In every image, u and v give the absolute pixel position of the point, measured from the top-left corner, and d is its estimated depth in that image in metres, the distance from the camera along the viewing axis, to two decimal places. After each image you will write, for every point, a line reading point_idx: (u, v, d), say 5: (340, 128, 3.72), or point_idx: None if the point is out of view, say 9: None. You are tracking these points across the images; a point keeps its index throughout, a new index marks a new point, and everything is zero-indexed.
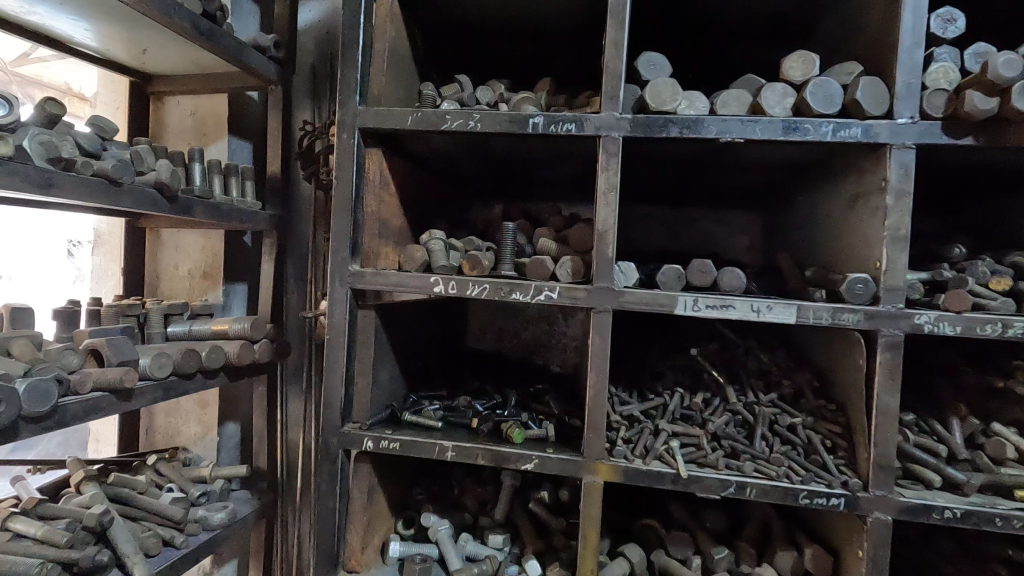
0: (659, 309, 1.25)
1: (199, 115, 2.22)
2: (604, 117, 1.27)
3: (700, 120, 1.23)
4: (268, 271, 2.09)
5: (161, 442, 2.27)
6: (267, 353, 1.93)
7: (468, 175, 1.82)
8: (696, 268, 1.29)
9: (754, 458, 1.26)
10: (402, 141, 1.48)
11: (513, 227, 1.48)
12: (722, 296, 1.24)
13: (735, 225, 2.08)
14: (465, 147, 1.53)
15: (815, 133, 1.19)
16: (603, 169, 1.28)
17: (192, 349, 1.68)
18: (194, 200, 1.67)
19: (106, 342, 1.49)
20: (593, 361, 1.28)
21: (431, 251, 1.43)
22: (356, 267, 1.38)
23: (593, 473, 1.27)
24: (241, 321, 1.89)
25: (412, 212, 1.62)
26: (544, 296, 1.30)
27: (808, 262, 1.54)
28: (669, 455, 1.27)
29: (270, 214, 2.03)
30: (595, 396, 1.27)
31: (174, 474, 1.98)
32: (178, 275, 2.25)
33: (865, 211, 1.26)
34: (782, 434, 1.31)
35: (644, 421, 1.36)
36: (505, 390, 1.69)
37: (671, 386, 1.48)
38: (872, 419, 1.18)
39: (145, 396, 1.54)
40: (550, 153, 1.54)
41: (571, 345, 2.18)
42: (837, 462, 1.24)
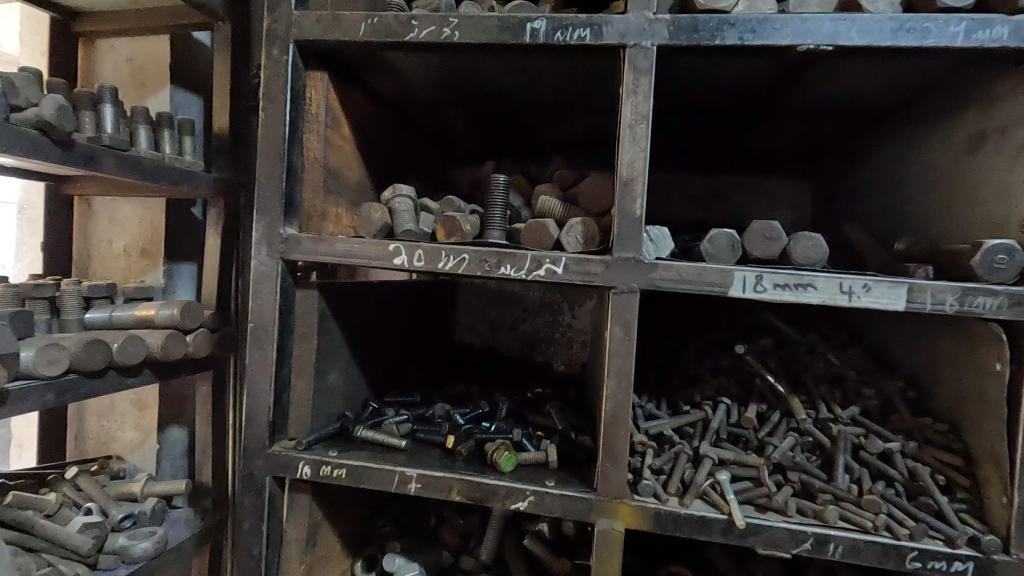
0: (707, 289, 0.89)
1: (136, 61, 1.86)
2: (631, 18, 0.90)
3: (768, 19, 0.86)
4: (213, 247, 1.73)
5: (92, 449, 1.92)
6: (205, 346, 1.58)
7: (452, 125, 1.46)
8: (758, 231, 0.91)
9: (836, 499, 0.90)
10: (358, 66, 1.11)
11: (505, 181, 1.12)
12: (797, 272, 0.87)
13: (779, 196, 1.71)
14: (442, 76, 1.16)
15: (938, 36, 0.83)
16: (629, 92, 0.90)
17: (98, 339, 1.32)
18: (102, 150, 1.31)
19: None
20: (612, 362, 0.92)
21: (395, 212, 1.07)
22: (290, 230, 1.02)
23: (610, 517, 0.91)
24: (169, 306, 1.51)
25: (375, 167, 1.26)
26: (545, 271, 0.94)
27: (892, 234, 1.17)
28: (716, 493, 0.91)
29: (213, 177, 1.67)
30: (614, 410, 0.91)
31: (96, 492, 1.63)
32: (112, 253, 1.89)
33: (1001, 153, 0.89)
34: (872, 465, 0.94)
35: (679, 443, 1.00)
36: (494, 396, 1.33)
37: (713, 395, 1.11)
38: (1016, 450, 0.81)
39: (27, 400, 1.20)
40: (556, 85, 1.17)
41: (578, 340, 1.82)
42: (957, 509, 0.87)
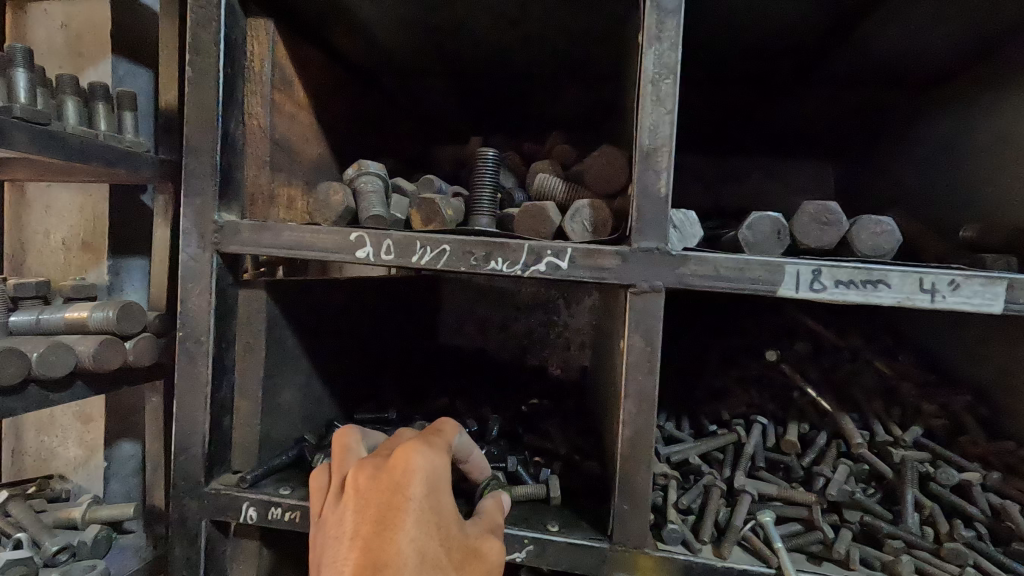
0: (751, 288, 0.70)
1: (72, 27, 1.63)
2: None
3: None
4: (161, 238, 1.52)
5: (32, 467, 1.72)
6: (150, 353, 1.37)
7: (431, 95, 1.26)
8: (811, 215, 0.73)
9: (909, 547, 0.72)
10: (314, 15, 0.91)
11: (494, 157, 0.92)
12: (865, 266, 0.69)
13: (799, 180, 1.53)
14: (418, 30, 0.96)
15: None
16: (653, 38, 0.71)
17: (13, 348, 1.11)
18: (10, 121, 1.07)
19: None
20: (631, 379, 0.73)
21: (360, 195, 0.87)
22: (228, 216, 0.81)
23: (628, 572, 0.73)
24: (105, 308, 1.29)
25: (339, 142, 1.06)
26: (546, 265, 0.75)
27: (951, 221, 1.00)
28: (760, 540, 0.74)
29: (158, 158, 1.45)
30: (634, 439, 0.73)
31: (27, 520, 1.42)
32: (50, 245, 1.68)
33: None
34: (947, 501, 0.77)
35: (709, 475, 0.82)
36: (482, 411, 1.14)
37: (745, 413, 0.93)
38: None
39: None
40: (556, 41, 0.98)
41: (575, 341, 1.64)
42: None
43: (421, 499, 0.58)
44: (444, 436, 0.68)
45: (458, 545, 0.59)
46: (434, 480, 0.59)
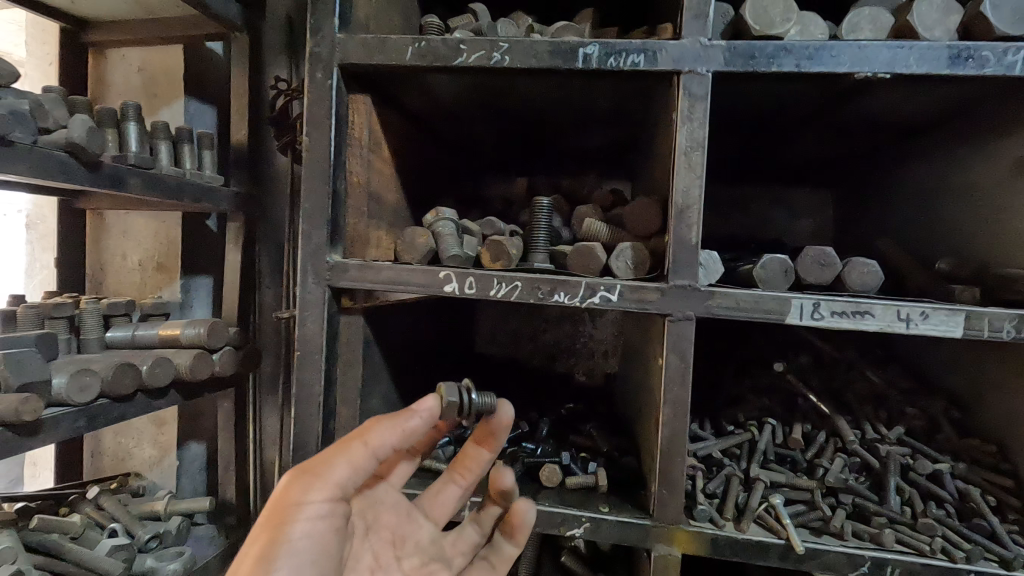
0: (764, 317, 0.89)
1: (148, 71, 1.82)
2: (687, 44, 0.90)
3: (824, 47, 0.86)
4: (234, 261, 1.71)
5: (109, 467, 1.90)
6: (231, 365, 1.56)
7: (480, 139, 1.44)
8: (812, 258, 0.92)
9: (892, 523, 0.91)
10: (398, 87, 1.10)
11: (549, 203, 1.11)
12: (853, 299, 0.87)
13: (799, 206, 1.71)
14: (479, 95, 1.15)
15: (996, 65, 0.83)
16: (684, 118, 0.90)
17: (127, 363, 1.30)
18: (127, 169, 1.28)
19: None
20: (668, 389, 0.92)
21: (439, 237, 1.05)
22: (337, 257, 1.00)
23: (667, 543, 0.92)
24: (195, 325, 1.49)
25: (410, 187, 1.25)
26: (600, 298, 0.93)
27: (927, 252, 1.19)
28: (773, 518, 0.92)
29: (233, 191, 1.64)
30: (672, 436, 0.91)
31: (120, 512, 1.61)
32: (126, 267, 1.86)
33: None
34: (923, 487, 0.95)
35: (729, 466, 1.01)
36: (530, 415, 1.33)
37: (758, 416, 1.12)
38: None
39: (59, 428, 1.16)
40: (595, 103, 1.16)
41: (600, 350, 1.83)
42: (1010, 530, 0.88)
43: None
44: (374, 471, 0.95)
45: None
46: None
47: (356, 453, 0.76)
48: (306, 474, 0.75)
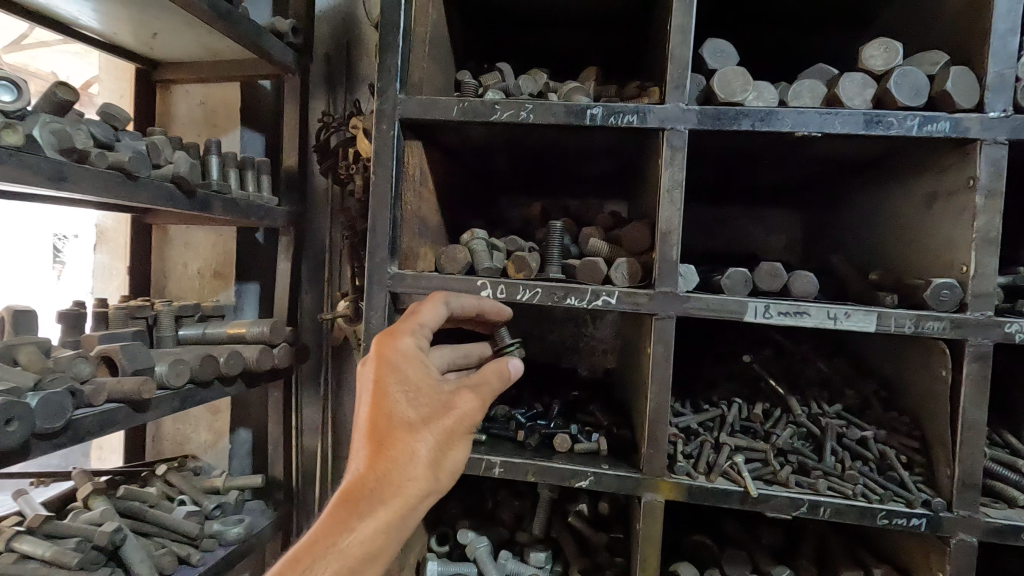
0: (728, 316, 1.16)
1: (209, 104, 2.10)
2: (669, 108, 1.17)
3: (773, 112, 1.14)
4: (285, 270, 1.98)
5: (168, 449, 2.16)
6: (287, 358, 1.82)
7: (500, 169, 1.72)
8: (765, 271, 1.20)
9: (826, 475, 1.19)
10: (442, 132, 1.37)
11: (561, 225, 1.38)
12: (795, 302, 1.15)
13: (772, 223, 1.99)
14: (506, 138, 1.42)
15: (899, 128, 1.11)
16: (667, 164, 1.18)
17: (210, 355, 1.56)
18: (212, 195, 1.54)
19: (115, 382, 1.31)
20: (655, 372, 1.19)
21: (475, 252, 1.32)
22: (396, 269, 1.27)
23: (654, 491, 1.19)
24: (259, 324, 1.77)
25: (445, 210, 1.52)
26: (602, 301, 1.21)
27: (868, 266, 1.46)
28: (735, 472, 1.19)
29: (287, 210, 1.91)
30: (657, 408, 1.18)
31: (186, 485, 1.86)
32: (187, 274, 2.13)
33: (946, 211, 1.18)
34: (853, 448, 1.23)
35: (703, 434, 1.29)
36: (545, 399, 1.60)
37: (728, 396, 1.40)
38: (957, 435, 1.11)
39: (162, 406, 1.42)
40: (598, 146, 1.44)
41: (601, 348, 2.10)
42: (915, 480, 1.16)
43: (404, 365, 0.97)
44: (424, 317, 1.07)
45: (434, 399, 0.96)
46: (400, 365, 0.97)
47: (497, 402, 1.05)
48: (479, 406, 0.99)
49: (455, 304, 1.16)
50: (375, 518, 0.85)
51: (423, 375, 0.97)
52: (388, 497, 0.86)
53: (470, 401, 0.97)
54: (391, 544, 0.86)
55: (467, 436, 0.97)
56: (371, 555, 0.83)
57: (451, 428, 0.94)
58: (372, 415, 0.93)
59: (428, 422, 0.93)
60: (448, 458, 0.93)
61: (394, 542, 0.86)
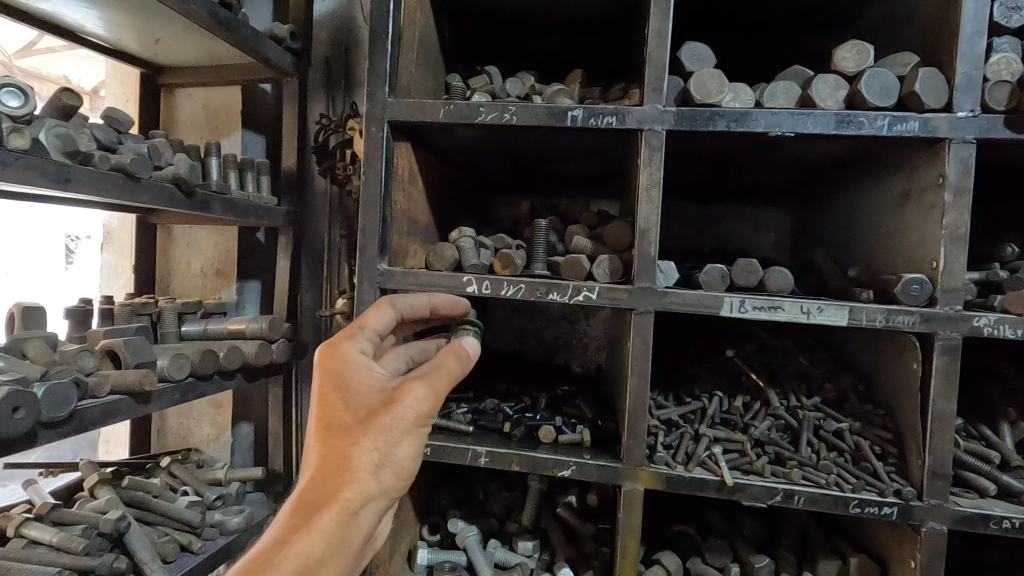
0: (704, 311, 1.20)
1: (211, 107, 2.16)
2: (647, 109, 1.21)
3: (748, 113, 1.18)
4: (284, 268, 2.03)
5: (173, 443, 2.22)
6: (285, 354, 1.88)
7: (491, 169, 1.76)
8: (741, 267, 1.23)
9: (801, 465, 1.22)
10: (430, 134, 1.42)
11: (546, 223, 1.42)
12: (769, 298, 1.18)
13: (762, 222, 2.02)
14: (493, 139, 1.47)
15: (870, 127, 1.14)
16: (646, 164, 1.21)
17: (210, 350, 1.61)
18: (212, 195, 1.60)
19: (116, 375, 1.36)
20: (634, 364, 1.23)
21: (462, 250, 1.36)
22: (385, 266, 1.32)
23: (633, 480, 1.23)
24: (258, 321, 1.83)
25: (435, 210, 1.57)
26: (583, 297, 1.25)
27: (849, 262, 1.49)
28: (712, 462, 1.23)
29: (286, 210, 1.96)
30: (636, 399, 1.22)
31: (190, 477, 1.91)
32: (190, 272, 2.19)
33: (919, 208, 1.21)
34: (828, 440, 1.27)
35: (683, 426, 1.32)
36: (534, 393, 1.64)
37: (709, 390, 1.43)
38: (928, 426, 1.13)
39: (164, 398, 1.48)
40: (583, 147, 1.48)
41: (593, 345, 2.14)
42: (888, 470, 1.19)
43: (344, 372, 0.96)
44: (368, 319, 1.09)
45: (376, 399, 0.93)
46: (338, 370, 0.96)
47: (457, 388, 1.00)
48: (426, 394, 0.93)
49: (401, 304, 1.17)
50: (316, 528, 0.82)
51: (364, 379, 0.96)
52: (329, 505, 0.84)
53: (418, 392, 0.92)
54: (337, 552, 0.83)
55: (419, 430, 0.93)
56: (315, 565, 0.80)
57: (394, 423, 0.90)
58: (313, 427, 0.92)
59: (367, 423, 0.90)
60: (394, 455, 0.89)
61: (345, 549, 0.84)
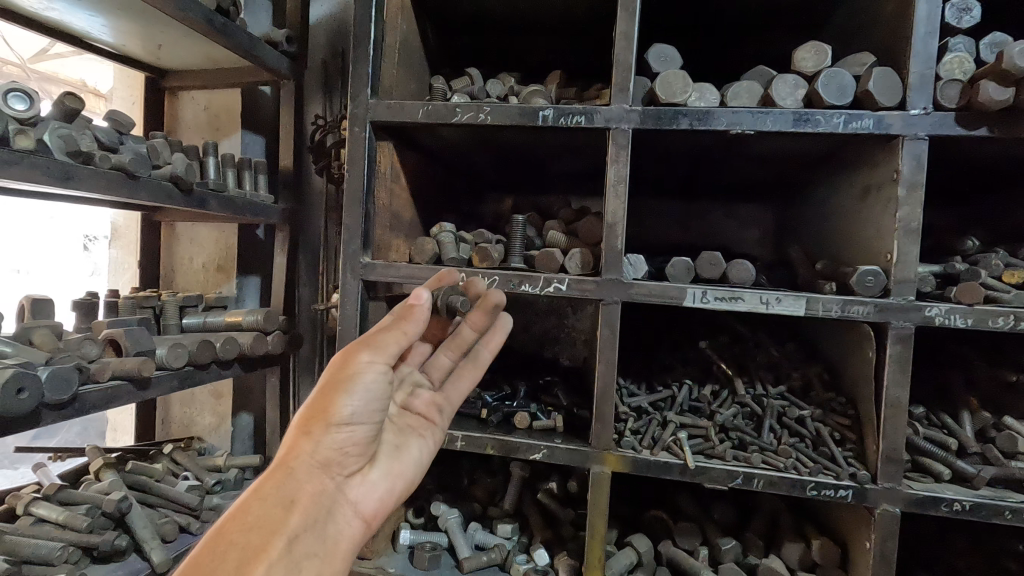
0: (668, 301, 1.25)
1: (212, 109, 2.25)
2: (614, 108, 1.27)
3: (710, 112, 1.23)
4: (281, 263, 2.11)
5: (176, 432, 2.31)
6: (281, 345, 1.96)
7: (478, 167, 1.83)
8: (705, 260, 1.29)
9: (762, 450, 1.27)
10: (413, 133, 1.49)
11: (523, 219, 1.48)
12: (730, 289, 1.23)
13: (745, 219, 2.06)
14: (475, 139, 1.53)
15: (827, 125, 1.19)
16: (613, 161, 1.27)
17: (207, 340, 1.70)
18: (209, 193, 1.68)
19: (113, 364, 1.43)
20: (602, 352, 1.28)
21: (442, 244, 1.42)
22: (367, 259, 1.39)
23: (601, 464, 1.28)
24: (254, 314, 1.91)
25: (419, 207, 1.64)
26: (554, 288, 1.31)
27: (820, 256, 1.53)
28: (677, 446, 1.28)
29: (282, 208, 2.03)
30: (604, 386, 1.28)
31: (190, 463, 2.00)
32: (193, 268, 2.28)
33: (878, 203, 1.25)
34: (791, 426, 1.32)
35: (652, 412, 1.38)
36: (516, 382, 1.70)
37: (680, 379, 1.50)
38: (881, 412, 1.18)
39: (163, 385, 1.57)
40: (561, 146, 1.54)
41: (580, 339, 2.20)
42: (846, 455, 1.24)
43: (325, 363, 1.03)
44: None
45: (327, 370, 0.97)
46: None
47: (400, 336, 0.94)
48: (358, 346, 0.92)
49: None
50: (258, 489, 0.85)
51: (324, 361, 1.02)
52: (272, 468, 0.88)
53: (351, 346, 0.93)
54: (280, 510, 0.84)
55: (354, 381, 0.91)
56: (255, 524, 0.81)
57: (328, 377, 0.92)
58: None
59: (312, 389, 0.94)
60: (330, 406, 0.90)
61: (283, 504, 0.84)
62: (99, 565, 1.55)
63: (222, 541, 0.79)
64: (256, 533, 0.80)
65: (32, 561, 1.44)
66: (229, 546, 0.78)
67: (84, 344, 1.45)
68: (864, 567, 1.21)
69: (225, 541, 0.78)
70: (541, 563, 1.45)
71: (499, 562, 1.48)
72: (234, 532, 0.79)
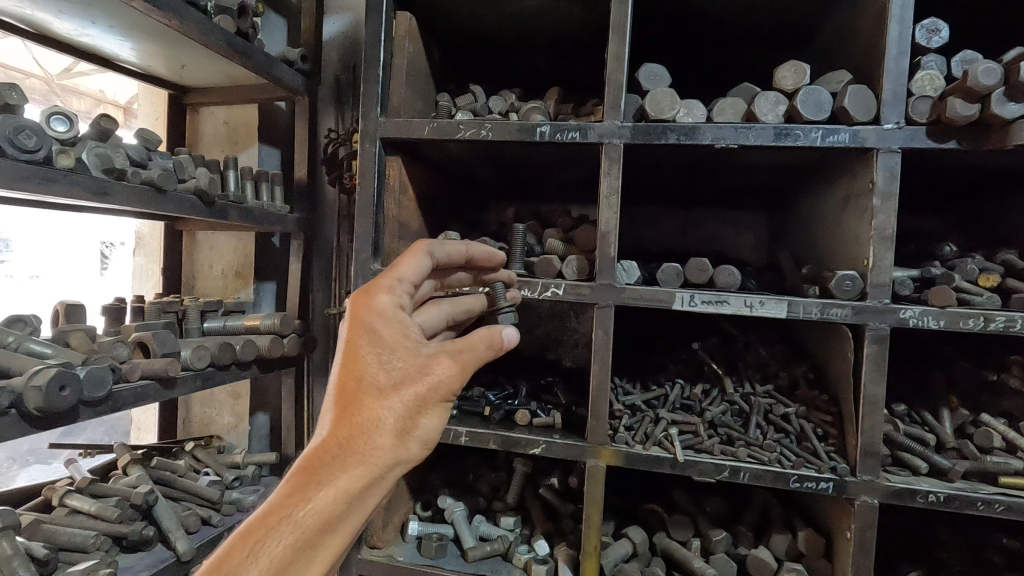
0: (658, 305, 1.33)
1: (231, 123, 2.38)
2: (607, 124, 1.36)
3: (696, 128, 1.32)
4: (296, 269, 2.22)
5: (196, 430, 2.43)
6: (296, 347, 2.06)
7: (482, 178, 1.92)
8: (693, 266, 1.37)
9: (749, 445, 1.35)
10: (420, 148, 1.58)
11: (524, 227, 1.57)
12: (716, 292, 1.31)
13: (741, 225, 2.13)
14: (478, 153, 1.62)
15: (806, 138, 1.27)
16: (605, 174, 1.36)
17: (228, 343, 1.81)
18: (230, 204, 1.79)
19: (142, 364, 1.54)
20: (596, 353, 1.36)
21: None
22: (378, 266, 1.49)
23: (597, 457, 1.36)
24: (271, 317, 2.01)
25: (427, 217, 1.74)
26: (551, 293, 1.39)
27: (807, 261, 1.61)
28: (668, 441, 1.36)
29: (297, 217, 2.13)
30: (598, 384, 1.36)
31: (210, 460, 2.10)
32: (212, 274, 2.39)
33: (856, 211, 1.33)
34: (776, 423, 1.40)
35: (645, 410, 1.47)
36: (518, 382, 1.79)
37: (673, 378, 1.59)
38: (860, 408, 1.25)
39: (187, 384, 1.67)
40: (559, 159, 1.63)
41: (582, 341, 2.28)
42: (828, 450, 1.31)
43: (382, 329, 0.99)
44: (403, 272, 1.10)
45: (409, 362, 0.97)
46: (378, 328, 0.99)
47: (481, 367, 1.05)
48: (456, 372, 0.99)
49: (434, 252, 1.20)
50: (333, 484, 0.87)
51: (399, 337, 0.99)
52: (348, 461, 0.88)
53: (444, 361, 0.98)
54: (351, 508, 0.88)
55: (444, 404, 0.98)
56: (329, 521, 0.86)
57: (427, 390, 0.95)
58: (344, 375, 0.96)
59: (399, 388, 0.94)
60: (419, 423, 0.95)
61: (355, 503, 0.88)
62: (129, 553, 1.66)
63: (288, 533, 0.83)
64: (326, 529, 0.85)
65: (67, 547, 1.56)
66: (300, 537, 0.83)
67: (116, 345, 1.56)
68: (845, 554, 1.28)
69: (295, 526, 0.83)
70: (541, 553, 1.53)
71: (502, 552, 1.56)
72: (306, 521, 0.84)
